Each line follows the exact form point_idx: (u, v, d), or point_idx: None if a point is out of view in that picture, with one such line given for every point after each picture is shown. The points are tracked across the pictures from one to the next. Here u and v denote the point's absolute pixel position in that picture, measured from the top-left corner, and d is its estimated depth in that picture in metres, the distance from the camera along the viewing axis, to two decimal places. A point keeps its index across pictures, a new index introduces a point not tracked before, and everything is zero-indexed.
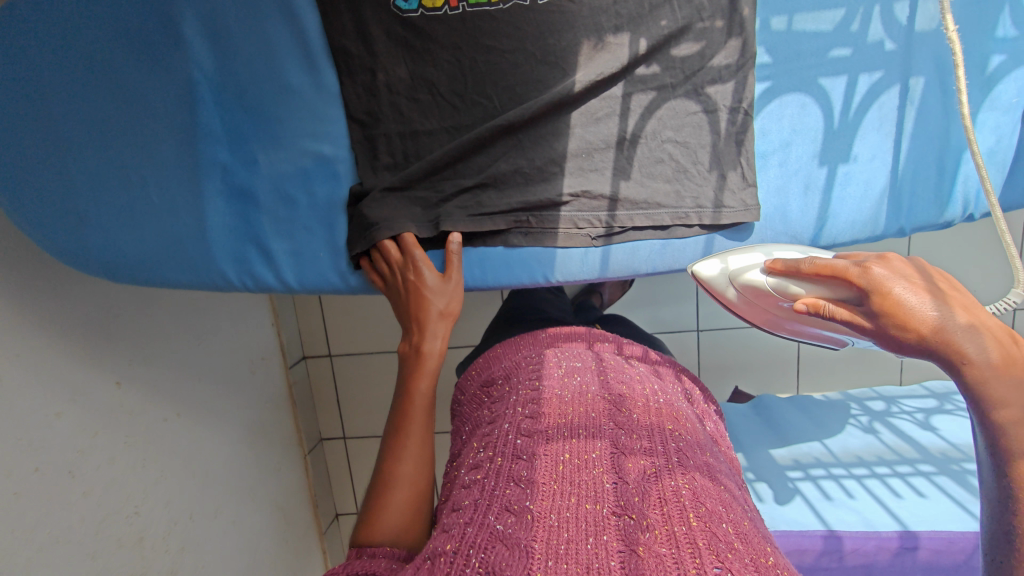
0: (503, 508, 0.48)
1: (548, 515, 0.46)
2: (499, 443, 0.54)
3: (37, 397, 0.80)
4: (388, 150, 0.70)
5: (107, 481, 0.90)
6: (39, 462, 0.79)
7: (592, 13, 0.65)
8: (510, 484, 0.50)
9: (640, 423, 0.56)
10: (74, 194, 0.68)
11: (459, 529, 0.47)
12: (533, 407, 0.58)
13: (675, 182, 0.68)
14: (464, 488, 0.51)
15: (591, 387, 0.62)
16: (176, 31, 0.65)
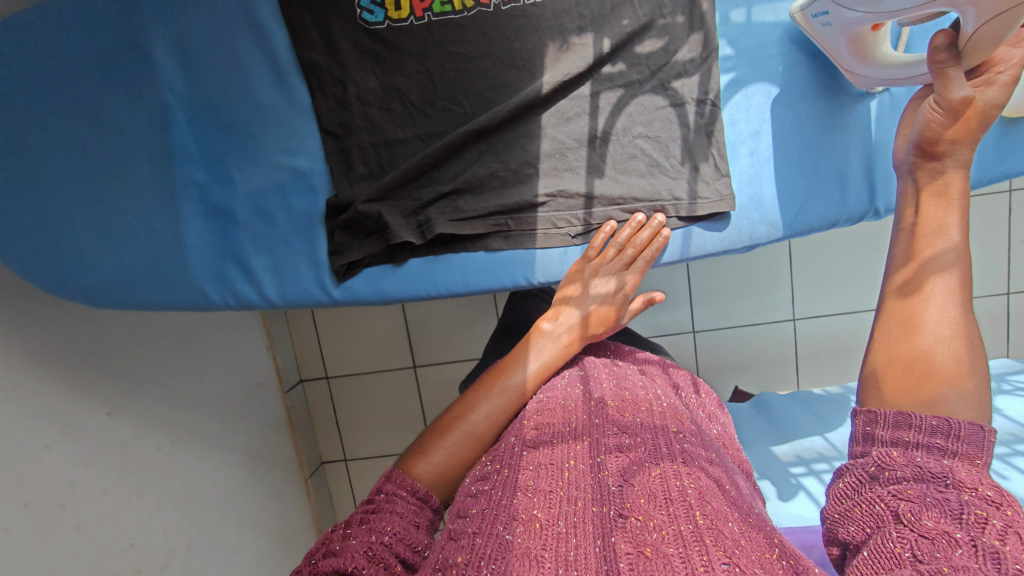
0: (512, 518, 0.46)
1: (556, 522, 0.45)
2: (504, 455, 0.53)
3: (24, 430, 0.79)
4: (363, 160, 0.71)
5: (100, 514, 0.89)
6: (28, 497, 0.77)
7: (555, 15, 0.66)
8: (517, 492, 0.48)
9: (643, 426, 0.55)
10: (55, 222, 0.68)
11: (467, 540, 0.44)
12: (537, 419, 0.57)
13: (648, 177, 0.68)
14: (471, 497, 0.49)
15: (594, 393, 0.61)
16: (147, 55, 0.66)
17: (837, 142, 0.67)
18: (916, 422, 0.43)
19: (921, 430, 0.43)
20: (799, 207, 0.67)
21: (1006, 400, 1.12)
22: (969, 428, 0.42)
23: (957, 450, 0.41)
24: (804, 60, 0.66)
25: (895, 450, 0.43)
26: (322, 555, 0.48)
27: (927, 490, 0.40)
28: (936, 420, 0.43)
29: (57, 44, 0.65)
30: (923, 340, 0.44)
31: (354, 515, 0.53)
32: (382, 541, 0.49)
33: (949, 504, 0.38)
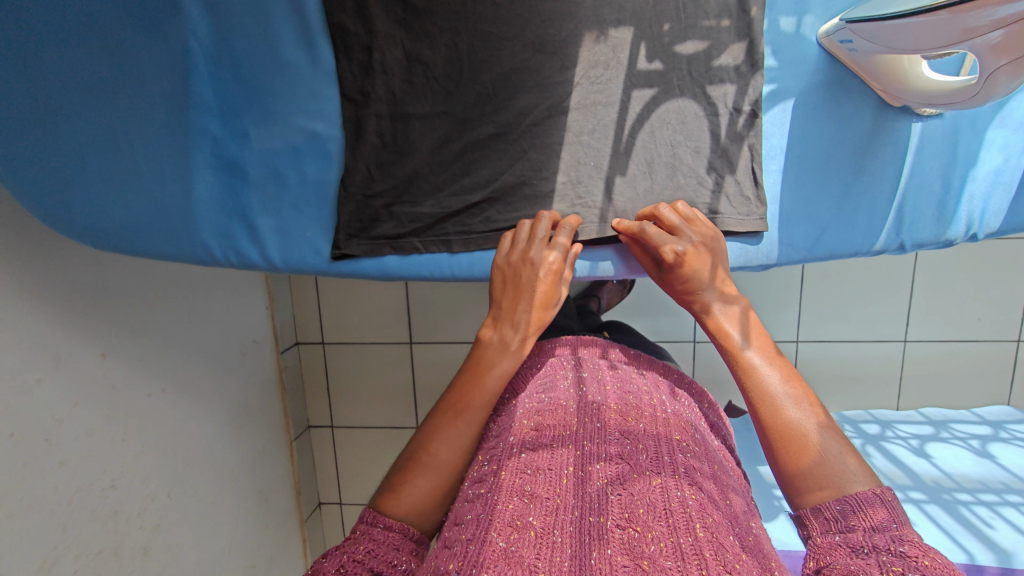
0: (506, 524, 0.46)
1: (551, 530, 0.45)
2: (502, 455, 0.53)
3: (19, 361, 0.79)
4: (376, 130, 0.69)
5: (84, 452, 0.89)
6: (14, 428, 0.77)
7: (595, 5, 0.63)
8: (513, 497, 0.48)
9: (647, 433, 0.54)
10: (65, 154, 0.67)
11: (461, 546, 0.45)
12: (536, 419, 0.56)
13: (669, 183, 0.65)
14: (467, 503, 0.50)
15: (599, 396, 0.59)
16: (175, 1, 0.66)
17: (871, 170, 0.63)
18: (829, 513, 0.45)
19: (837, 520, 0.45)
20: (819, 231, 0.65)
21: (1000, 449, 1.11)
22: (868, 499, 0.44)
23: (872, 519, 0.43)
24: (850, 81, 0.62)
25: (819, 537, 0.45)
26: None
27: (854, 561, 0.42)
28: (840, 504, 0.45)
29: None
30: (778, 418, 0.50)
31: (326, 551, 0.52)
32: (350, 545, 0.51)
33: (878, 562, 0.40)
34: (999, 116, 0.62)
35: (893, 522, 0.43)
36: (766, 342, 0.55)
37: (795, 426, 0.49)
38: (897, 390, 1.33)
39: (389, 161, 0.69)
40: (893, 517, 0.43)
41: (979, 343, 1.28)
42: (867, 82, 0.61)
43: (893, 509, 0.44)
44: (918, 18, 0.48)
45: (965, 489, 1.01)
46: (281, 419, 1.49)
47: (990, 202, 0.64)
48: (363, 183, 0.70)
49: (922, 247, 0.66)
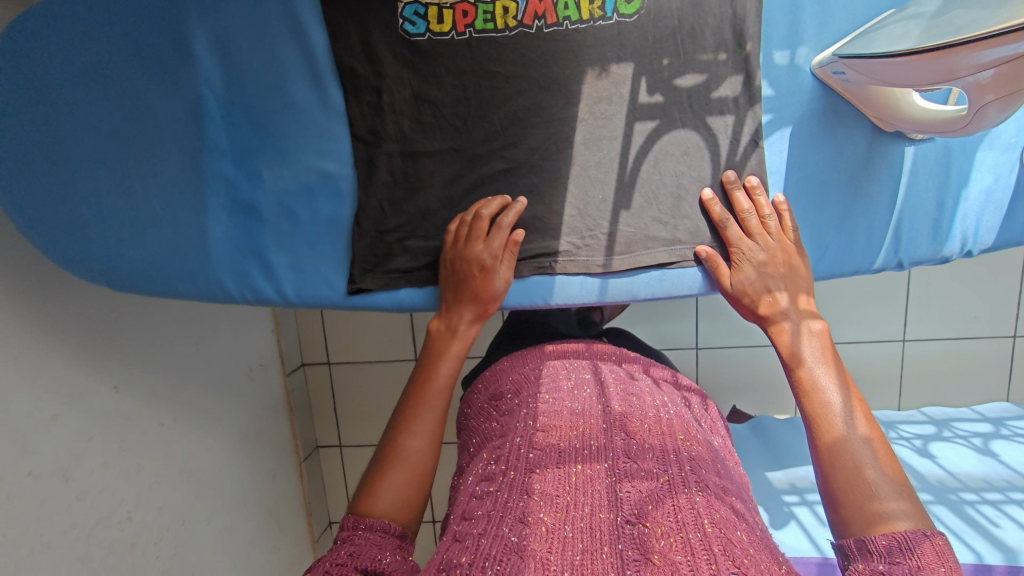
0: (517, 521, 0.48)
1: (562, 526, 0.47)
2: (510, 456, 0.54)
3: (34, 400, 0.81)
4: (388, 168, 0.71)
5: (100, 485, 0.90)
6: (32, 466, 0.79)
7: (597, 43, 0.65)
8: (523, 496, 0.50)
9: (651, 435, 0.56)
10: (86, 203, 0.71)
11: (472, 539, 0.46)
12: (543, 420, 0.58)
13: (673, 211, 0.68)
14: (476, 500, 0.51)
15: (602, 399, 0.62)
16: (187, 52, 0.68)
17: (867, 193, 0.65)
18: (874, 546, 0.44)
19: (882, 554, 0.43)
20: (821, 252, 0.67)
21: (1002, 446, 1.13)
22: (917, 539, 0.43)
23: (921, 560, 0.42)
24: (845, 109, 0.64)
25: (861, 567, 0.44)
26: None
27: None
28: (887, 538, 0.44)
29: (99, 39, 0.69)
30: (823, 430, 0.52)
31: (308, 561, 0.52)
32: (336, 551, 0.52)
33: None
34: (989, 137, 0.64)
35: (941, 565, 0.41)
36: (830, 360, 0.57)
37: (840, 441, 0.51)
38: (899, 389, 1.36)
39: (401, 197, 0.71)
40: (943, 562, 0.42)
41: (979, 341, 1.31)
42: (861, 110, 0.63)
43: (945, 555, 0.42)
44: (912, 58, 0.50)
45: (969, 488, 1.03)
46: (290, 440, 1.50)
47: (984, 220, 0.66)
48: (377, 220, 0.72)
49: (920, 264, 0.68)
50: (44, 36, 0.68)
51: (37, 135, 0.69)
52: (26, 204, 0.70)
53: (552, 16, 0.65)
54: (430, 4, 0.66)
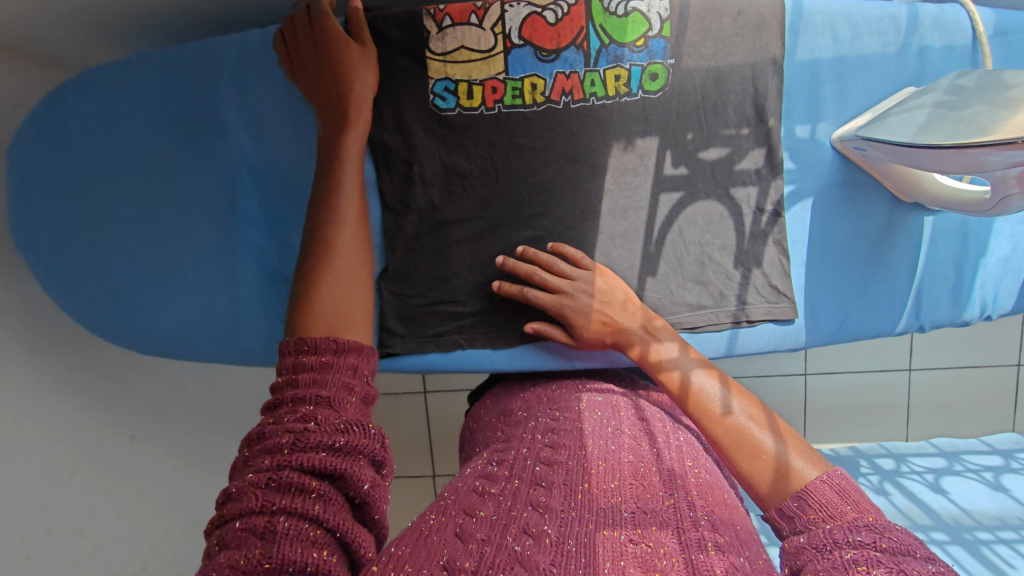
0: (521, 529, 0.41)
1: (566, 540, 0.41)
2: (516, 463, 0.49)
3: (47, 457, 0.81)
4: (417, 236, 0.72)
5: (116, 537, 0.90)
6: (51, 522, 0.80)
7: (622, 118, 0.67)
8: (527, 506, 0.44)
9: (662, 459, 0.52)
10: (121, 273, 0.74)
11: (476, 545, 0.39)
12: (551, 437, 0.54)
13: (699, 278, 0.69)
14: (477, 497, 0.45)
15: (612, 422, 0.58)
16: (220, 127, 0.71)
17: (888, 260, 0.67)
18: (791, 511, 0.45)
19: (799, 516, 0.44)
20: (843, 317, 0.68)
21: (1013, 480, 1.13)
22: (819, 488, 0.45)
23: (827, 509, 0.43)
24: (864, 181, 0.66)
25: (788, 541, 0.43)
26: (215, 513, 0.39)
27: (820, 556, 0.40)
28: (798, 501, 0.45)
29: (132, 115, 0.71)
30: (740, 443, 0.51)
31: (234, 471, 0.42)
32: (275, 426, 0.42)
33: (840, 558, 0.39)
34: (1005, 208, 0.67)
35: (845, 507, 0.43)
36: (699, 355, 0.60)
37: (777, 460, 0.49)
38: (909, 422, 1.36)
39: (432, 263, 0.73)
40: (861, 511, 0.42)
41: (986, 375, 1.33)
42: (879, 181, 0.65)
43: (856, 499, 0.43)
44: (936, 152, 0.52)
45: (984, 526, 1.02)
46: None
47: (1002, 287, 0.68)
48: (405, 285, 0.73)
49: (941, 327, 0.70)
50: (85, 114, 0.71)
51: (74, 207, 0.71)
52: (67, 275, 0.72)
53: (579, 92, 0.67)
54: (460, 81, 0.68)
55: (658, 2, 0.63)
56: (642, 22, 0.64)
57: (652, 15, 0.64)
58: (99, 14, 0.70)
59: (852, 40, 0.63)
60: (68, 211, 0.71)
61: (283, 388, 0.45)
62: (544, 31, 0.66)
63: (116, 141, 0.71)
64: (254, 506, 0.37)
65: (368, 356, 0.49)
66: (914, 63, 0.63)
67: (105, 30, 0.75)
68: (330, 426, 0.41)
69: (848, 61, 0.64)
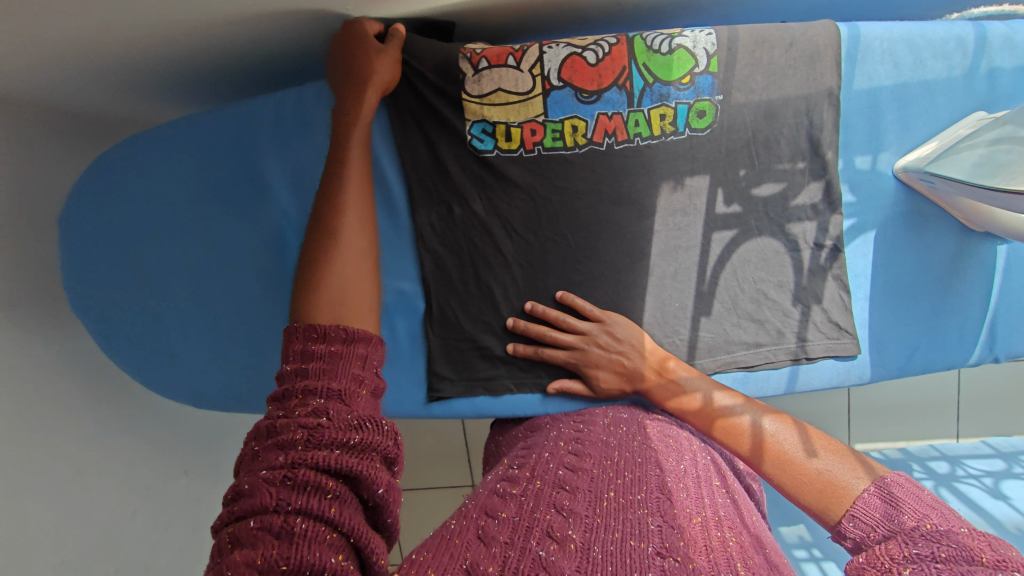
0: (546, 533, 0.37)
1: (591, 546, 0.37)
2: (538, 468, 0.45)
3: (113, 500, 0.81)
4: (460, 278, 0.69)
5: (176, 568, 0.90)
6: (118, 563, 0.80)
7: (669, 157, 0.64)
8: (551, 509, 0.39)
9: (688, 474, 0.48)
10: (176, 333, 0.75)
11: (499, 549, 0.35)
12: (575, 445, 0.50)
13: (756, 317, 0.67)
14: (500, 497, 0.41)
15: (639, 434, 0.53)
16: (263, 187, 0.71)
17: (958, 290, 0.66)
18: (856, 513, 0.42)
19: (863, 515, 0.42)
20: (912, 351, 0.66)
21: None
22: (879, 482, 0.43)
23: (890, 500, 0.41)
24: (930, 210, 0.64)
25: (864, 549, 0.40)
26: (224, 511, 0.33)
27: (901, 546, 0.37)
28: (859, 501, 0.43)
29: (176, 177, 0.72)
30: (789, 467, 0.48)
31: (240, 463, 0.36)
32: (286, 419, 0.35)
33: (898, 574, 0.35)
34: None
35: (896, 489, 0.41)
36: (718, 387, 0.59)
37: (825, 474, 0.46)
38: None
39: (475, 307, 0.69)
40: (919, 520, 0.39)
41: None
42: (947, 212, 0.64)
43: (911, 508, 0.40)
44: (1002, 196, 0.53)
45: None
46: None
47: None
48: (450, 325, 0.70)
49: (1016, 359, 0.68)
50: (131, 179, 0.71)
51: (124, 270, 0.72)
52: (122, 338, 0.73)
53: (623, 133, 0.64)
54: (498, 123, 0.65)
55: (704, 37, 0.61)
56: (687, 59, 0.62)
57: (698, 51, 0.61)
58: (147, 74, 0.71)
59: (913, 65, 0.62)
60: (119, 274, 0.72)
61: (290, 377, 0.38)
62: (584, 71, 0.63)
63: (163, 204, 0.72)
64: (268, 504, 0.31)
65: (378, 345, 0.43)
66: (983, 87, 0.63)
67: (151, 87, 0.77)
68: (344, 421, 0.35)
69: (909, 89, 0.63)
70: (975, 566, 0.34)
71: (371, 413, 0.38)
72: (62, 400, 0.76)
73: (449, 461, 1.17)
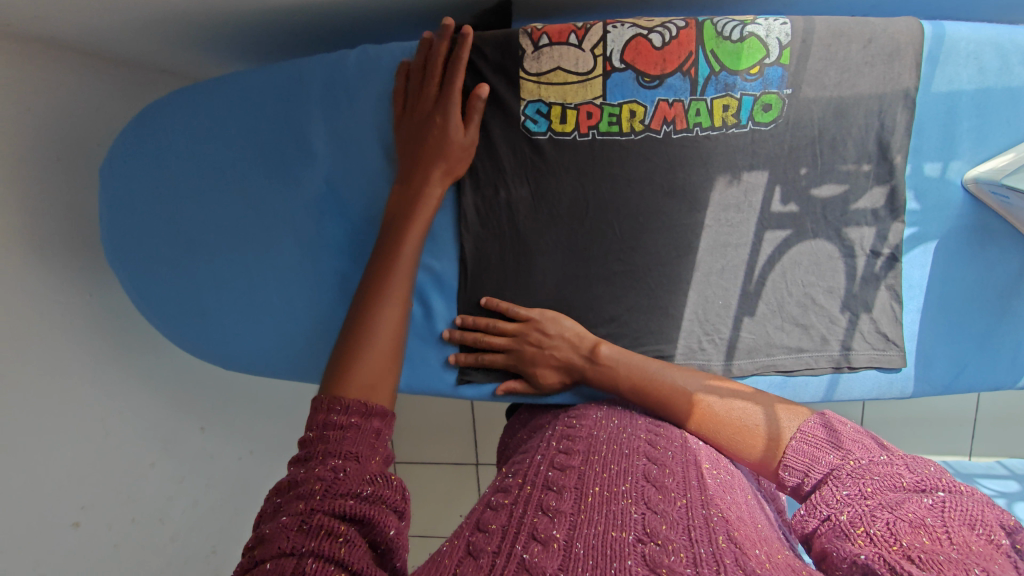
0: (529, 537, 0.36)
1: (574, 543, 0.35)
2: (528, 471, 0.43)
3: (133, 448, 0.80)
4: (500, 262, 0.67)
5: (191, 525, 0.88)
6: (135, 512, 0.79)
7: (728, 150, 0.62)
8: (537, 513, 0.38)
9: (676, 459, 0.44)
10: (206, 293, 0.73)
11: (486, 560, 0.34)
12: (565, 442, 0.47)
13: (801, 322, 0.65)
14: (489, 510, 0.39)
15: (632, 428, 0.49)
16: (307, 152, 0.70)
17: (1016, 311, 0.64)
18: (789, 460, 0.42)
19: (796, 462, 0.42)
20: (959, 369, 0.65)
21: None
22: (811, 423, 0.43)
23: (812, 444, 0.41)
24: (996, 225, 0.62)
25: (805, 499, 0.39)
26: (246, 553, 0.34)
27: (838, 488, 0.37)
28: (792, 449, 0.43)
29: (220, 135, 0.71)
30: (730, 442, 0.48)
31: (261, 515, 0.38)
32: (307, 471, 0.37)
33: (840, 522, 0.36)
34: None
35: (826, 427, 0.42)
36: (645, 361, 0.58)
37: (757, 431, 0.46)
38: None
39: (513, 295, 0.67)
40: (845, 457, 0.39)
41: None
42: (1016, 229, 0.62)
43: (839, 443, 0.40)
44: None
45: None
46: None
47: None
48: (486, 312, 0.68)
49: None
50: (175, 135, 0.71)
51: (165, 229, 0.71)
52: (155, 294, 0.73)
53: (682, 121, 0.62)
54: (554, 104, 0.63)
55: (778, 26, 0.58)
56: (758, 48, 0.59)
57: (771, 40, 0.59)
58: (197, 26, 0.70)
59: (1000, 71, 0.59)
60: (157, 228, 0.71)
61: (310, 438, 0.40)
62: (649, 55, 0.61)
63: (204, 161, 0.71)
64: (284, 547, 0.33)
65: (391, 418, 0.43)
66: None
67: (199, 40, 0.75)
68: (358, 475, 0.37)
69: (990, 96, 0.60)
70: (901, 498, 0.35)
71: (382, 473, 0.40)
72: (92, 348, 0.76)
73: (465, 440, 1.16)
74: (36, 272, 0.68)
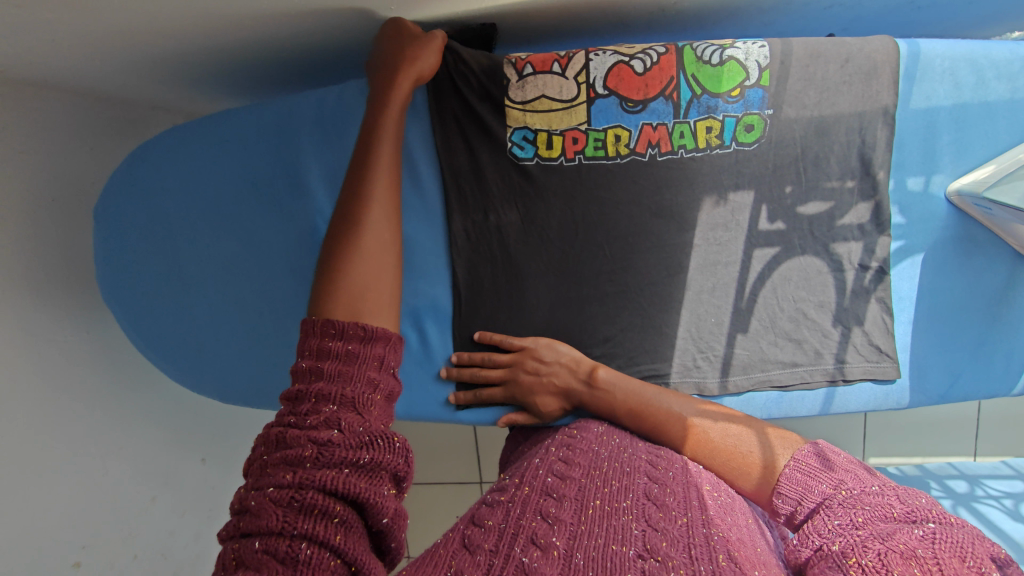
0: (530, 539, 0.35)
1: (575, 554, 0.35)
2: (527, 473, 0.42)
3: (133, 485, 0.81)
4: (493, 286, 0.67)
5: (193, 556, 0.90)
6: (136, 548, 0.80)
7: (713, 170, 0.63)
8: (537, 515, 0.37)
9: (676, 479, 0.44)
10: (204, 326, 0.74)
11: (484, 557, 0.34)
12: (565, 452, 0.46)
13: (795, 337, 0.66)
14: (487, 506, 0.39)
15: (633, 448, 0.50)
16: (300, 185, 0.71)
17: (1006, 319, 0.64)
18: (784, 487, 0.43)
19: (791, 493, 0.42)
20: (954, 379, 0.65)
21: None
22: (802, 452, 0.44)
23: (804, 474, 0.42)
24: (981, 235, 0.63)
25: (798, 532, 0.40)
26: (231, 523, 0.31)
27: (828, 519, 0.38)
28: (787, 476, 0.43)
29: (213, 171, 0.71)
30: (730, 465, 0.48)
31: (248, 467, 0.34)
32: (296, 431, 0.33)
33: (831, 552, 0.36)
34: None
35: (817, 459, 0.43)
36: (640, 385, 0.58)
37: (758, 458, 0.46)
38: None
39: (507, 318, 0.67)
40: (837, 487, 0.40)
41: None
42: (1000, 238, 0.63)
43: (831, 476, 0.41)
44: None
45: None
46: None
47: None
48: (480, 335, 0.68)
49: None
50: (167, 171, 0.71)
51: (160, 264, 0.72)
52: (152, 329, 0.73)
53: (667, 144, 0.63)
54: (540, 130, 0.64)
55: (757, 49, 0.60)
56: (738, 71, 0.60)
57: (750, 63, 0.60)
58: (187, 64, 0.71)
59: (976, 85, 0.61)
60: (153, 264, 0.72)
61: (304, 376, 0.37)
62: (631, 80, 0.61)
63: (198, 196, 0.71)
64: (273, 526, 0.30)
65: (396, 344, 0.41)
66: None
67: (190, 78, 0.76)
68: (354, 438, 0.33)
69: (967, 110, 0.61)
70: (893, 528, 0.35)
71: (383, 423, 0.36)
72: (89, 387, 0.76)
73: (467, 461, 1.16)
74: (32, 314, 0.68)
